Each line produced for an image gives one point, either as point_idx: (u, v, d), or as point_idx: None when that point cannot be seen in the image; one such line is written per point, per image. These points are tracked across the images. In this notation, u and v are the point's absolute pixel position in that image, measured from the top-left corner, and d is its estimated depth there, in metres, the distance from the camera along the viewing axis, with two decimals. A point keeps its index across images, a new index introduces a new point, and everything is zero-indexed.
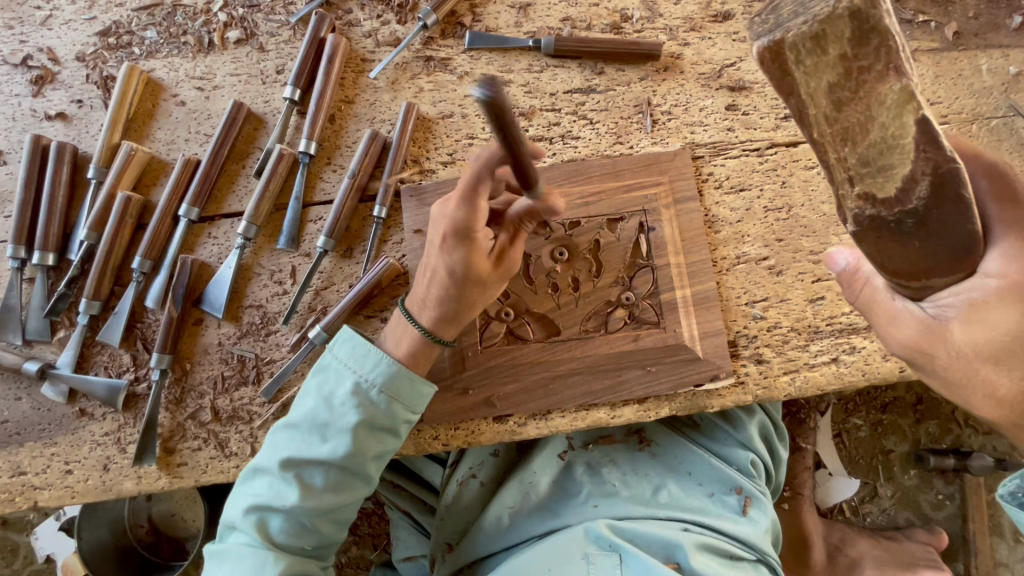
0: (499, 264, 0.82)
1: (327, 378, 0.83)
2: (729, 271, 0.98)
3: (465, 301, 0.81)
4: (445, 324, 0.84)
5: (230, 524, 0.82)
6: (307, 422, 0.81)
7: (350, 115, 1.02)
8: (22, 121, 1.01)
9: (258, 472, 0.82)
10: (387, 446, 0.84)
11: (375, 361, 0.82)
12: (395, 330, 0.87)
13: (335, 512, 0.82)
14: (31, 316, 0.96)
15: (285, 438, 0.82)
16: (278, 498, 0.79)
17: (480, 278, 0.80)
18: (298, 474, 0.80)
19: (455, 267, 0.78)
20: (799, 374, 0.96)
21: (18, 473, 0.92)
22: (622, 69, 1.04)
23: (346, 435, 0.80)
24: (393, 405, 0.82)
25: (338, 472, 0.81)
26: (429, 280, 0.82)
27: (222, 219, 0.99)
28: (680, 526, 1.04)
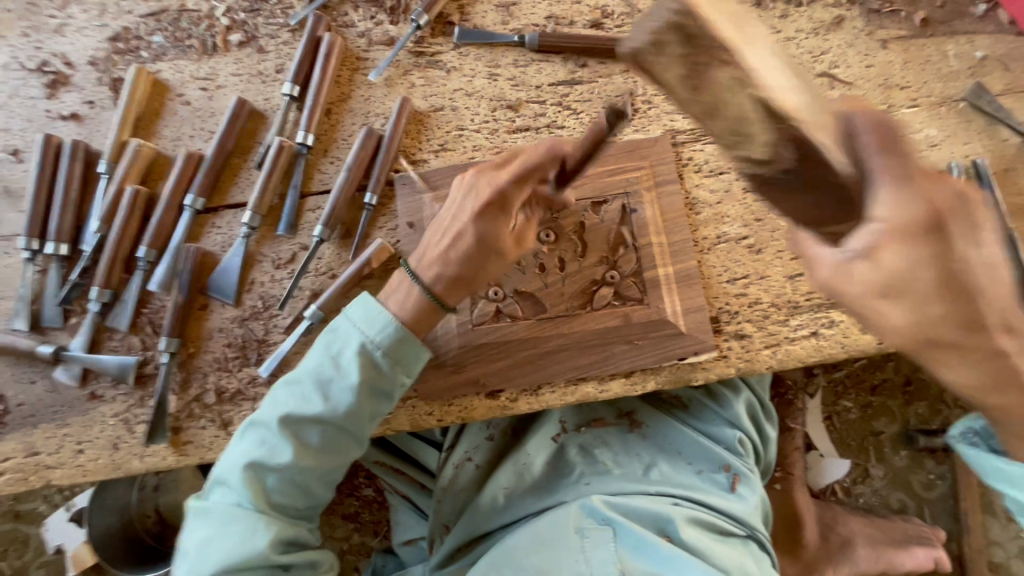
0: (518, 243, 0.88)
1: (335, 339, 0.87)
2: (710, 250, 1.02)
3: (482, 270, 0.87)
4: (454, 289, 0.88)
5: (219, 481, 0.85)
6: (310, 379, 0.85)
7: (346, 110, 1.07)
8: (37, 122, 1.07)
9: (255, 428, 0.85)
10: (382, 408, 0.88)
11: (384, 323, 0.86)
12: (396, 294, 0.89)
13: (326, 470, 0.87)
14: (45, 304, 1.01)
15: (286, 395, 0.85)
16: (274, 453, 0.83)
17: (501, 251, 0.86)
18: (297, 430, 0.84)
19: (486, 234, 0.84)
20: (780, 347, 0.99)
21: (32, 453, 0.96)
22: (604, 62, 1.09)
23: (347, 394, 0.84)
24: (392, 367, 0.87)
25: (334, 429, 0.85)
26: (450, 241, 0.86)
27: (225, 210, 1.04)
28: (670, 501, 1.07)
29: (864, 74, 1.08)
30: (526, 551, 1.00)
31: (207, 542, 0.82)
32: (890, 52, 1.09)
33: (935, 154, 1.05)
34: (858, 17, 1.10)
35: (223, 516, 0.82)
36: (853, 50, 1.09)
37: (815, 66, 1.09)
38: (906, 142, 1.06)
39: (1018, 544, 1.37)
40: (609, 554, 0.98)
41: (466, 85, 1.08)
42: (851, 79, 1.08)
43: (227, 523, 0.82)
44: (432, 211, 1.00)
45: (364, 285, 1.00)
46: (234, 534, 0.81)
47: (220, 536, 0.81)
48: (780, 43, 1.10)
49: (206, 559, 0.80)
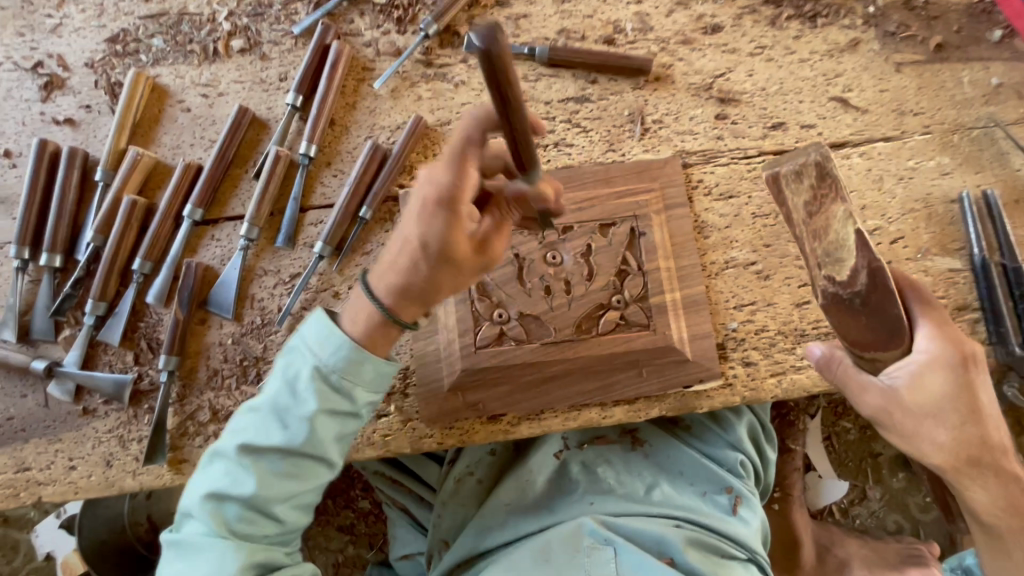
0: (480, 248, 0.78)
1: (292, 361, 0.81)
2: (718, 275, 1.01)
3: (435, 277, 0.77)
4: (410, 301, 0.79)
5: (187, 515, 0.81)
6: (267, 407, 0.80)
7: (351, 122, 1.05)
8: (31, 125, 1.04)
9: (219, 457, 0.81)
10: (349, 428, 0.83)
11: (338, 344, 0.79)
12: (356, 310, 0.82)
13: (296, 497, 0.81)
14: (36, 315, 0.98)
15: (244, 423, 0.81)
16: (236, 484, 0.78)
17: (456, 254, 0.75)
18: (254, 460, 0.79)
19: (431, 233, 0.73)
20: (786, 376, 0.98)
21: (24, 469, 0.94)
22: (615, 79, 1.07)
23: (303, 419, 0.79)
24: (353, 390, 0.81)
25: (295, 457, 0.80)
26: (399, 254, 0.77)
27: (224, 222, 1.01)
28: (672, 523, 1.07)
29: (878, 99, 1.07)
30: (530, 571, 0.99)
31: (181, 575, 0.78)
32: (904, 77, 1.07)
33: (947, 182, 1.04)
34: (873, 39, 1.09)
35: (195, 548, 0.78)
36: (868, 74, 1.07)
37: (829, 89, 1.07)
38: (918, 169, 1.04)
39: None
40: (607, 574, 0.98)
41: (473, 99, 1.06)
42: (864, 103, 1.06)
43: (201, 555, 0.78)
44: None
45: None
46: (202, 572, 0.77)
47: (194, 568, 0.77)
48: (794, 64, 1.08)
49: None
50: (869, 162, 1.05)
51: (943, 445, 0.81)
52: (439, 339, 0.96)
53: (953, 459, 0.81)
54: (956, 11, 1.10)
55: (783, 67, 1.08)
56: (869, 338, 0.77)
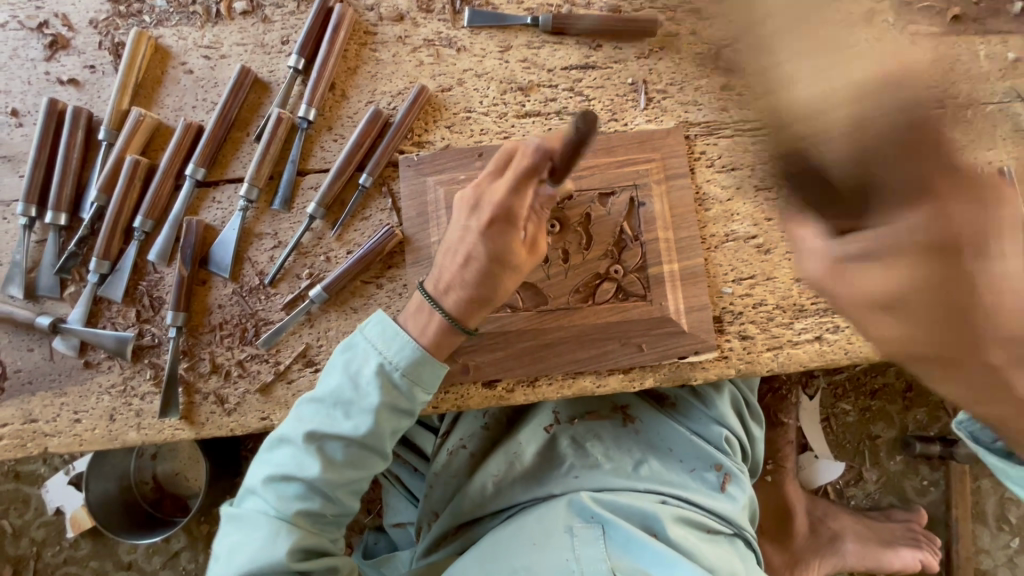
0: (532, 251, 0.86)
1: (352, 358, 0.86)
2: (718, 248, 1.00)
3: (503, 284, 0.85)
4: (472, 311, 0.86)
5: (249, 491, 0.87)
6: (332, 398, 0.85)
7: (352, 86, 1.04)
8: (37, 85, 1.05)
9: (283, 444, 0.85)
10: (405, 424, 0.88)
11: (403, 345, 0.85)
12: (416, 319, 0.88)
13: (352, 483, 0.87)
14: (42, 273, 1.00)
15: (310, 411, 0.85)
16: (301, 468, 0.83)
17: (515, 263, 0.84)
18: (321, 446, 0.84)
19: (496, 250, 0.82)
20: (782, 351, 0.98)
21: (30, 420, 0.97)
22: (619, 47, 1.05)
23: (368, 416, 0.84)
24: (413, 390, 0.86)
25: (358, 446, 0.85)
26: (461, 262, 0.84)
27: (225, 184, 1.02)
28: (657, 498, 1.07)
29: None
30: (514, 549, 0.99)
31: (235, 544, 0.83)
32: (918, 49, 1.04)
33: None
34: (888, 10, 1.06)
35: (251, 524, 0.83)
36: None
37: None
38: None
39: (1005, 553, 1.38)
40: (597, 552, 0.98)
41: (475, 65, 1.05)
42: None
43: (255, 528, 0.83)
44: (437, 195, 0.98)
45: (365, 267, 0.99)
46: (253, 544, 0.82)
47: (247, 541, 0.82)
48: None
49: (233, 562, 0.81)
50: None
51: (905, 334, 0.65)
52: None
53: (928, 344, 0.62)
54: None
55: None
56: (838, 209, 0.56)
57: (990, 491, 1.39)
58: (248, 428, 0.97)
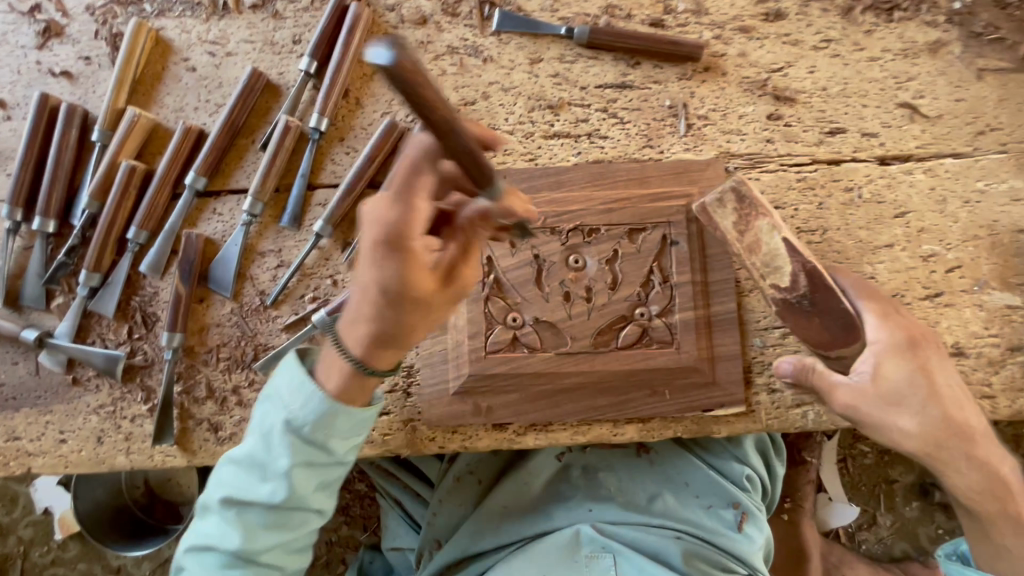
0: (446, 281, 0.67)
1: (266, 411, 0.74)
2: (752, 293, 0.93)
3: (408, 321, 0.67)
4: (384, 352, 0.70)
5: (181, 566, 0.77)
6: (245, 459, 0.73)
7: (368, 94, 0.96)
8: (27, 75, 0.97)
9: (207, 511, 0.75)
10: (336, 476, 0.75)
11: (309, 396, 0.71)
12: (329, 360, 0.73)
13: (289, 548, 0.75)
14: (28, 281, 0.93)
15: (227, 474, 0.75)
16: (223, 538, 0.73)
17: (419, 297, 0.64)
18: (239, 513, 0.73)
19: (389, 283, 0.63)
20: (814, 407, 0.92)
21: (13, 438, 0.91)
22: (659, 67, 0.97)
23: (283, 478, 0.71)
24: (329, 441, 0.72)
25: (283, 511, 0.73)
26: (359, 297, 0.67)
27: (227, 195, 0.95)
28: (673, 534, 1.03)
29: (952, 109, 0.95)
30: None
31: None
32: (985, 85, 0.96)
33: (1017, 210, 0.94)
34: (956, 40, 0.97)
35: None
36: (944, 80, 0.96)
37: (898, 94, 0.96)
38: (987, 192, 0.94)
39: None
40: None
41: (502, 78, 0.97)
42: (937, 113, 0.95)
43: None
44: None
45: None
46: None
47: None
48: (861, 63, 0.96)
49: None
50: (933, 180, 0.95)
51: (910, 432, 0.81)
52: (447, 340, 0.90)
53: (923, 445, 0.81)
54: None
55: (849, 64, 0.96)
56: (828, 338, 0.84)
57: None
58: None
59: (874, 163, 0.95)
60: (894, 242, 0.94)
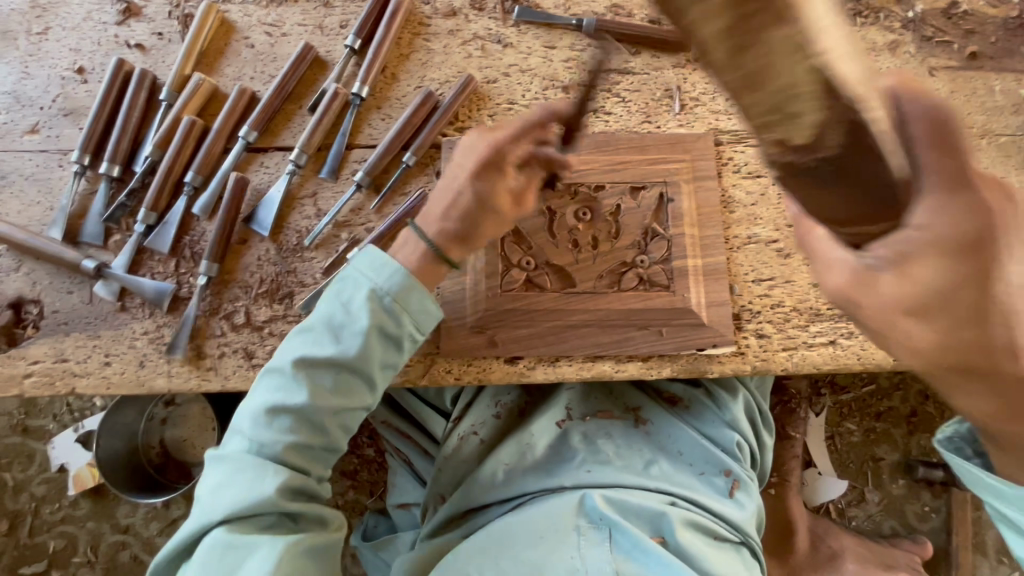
0: (516, 204, 0.92)
1: (343, 287, 0.88)
2: (740, 249, 1.04)
3: (484, 223, 0.92)
4: (456, 245, 0.92)
5: (234, 431, 0.86)
6: (324, 324, 0.86)
7: (402, 71, 1.10)
8: (106, 46, 1.11)
9: (272, 375, 0.86)
10: (394, 354, 0.89)
11: (391, 272, 0.88)
12: (403, 250, 0.92)
13: (344, 416, 0.87)
14: (89, 220, 1.04)
15: (301, 340, 0.86)
16: (290, 398, 0.83)
17: (498, 208, 0.91)
18: (311, 374, 0.84)
19: (481, 193, 0.89)
20: (797, 352, 1.01)
21: (61, 360, 0.99)
22: (657, 56, 1.12)
23: (358, 339, 0.85)
24: (400, 315, 0.87)
25: (348, 375, 0.86)
26: (449, 202, 0.91)
27: (274, 151, 1.07)
28: (667, 499, 1.08)
29: None
30: (522, 543, 0.99)
31: (222, 484, 0.81)
32: (937, 80, 1.11)
33: None
34: (910, 42, 1.12)
35: (238, 462, 0.82)
36: (901, 74, 1.11)
37: None
38: None
39: None
40: (604, 553, 0.98)
41: (521, 61, 1.11)
42: None
43: (240, 469, 0.82)
44: None
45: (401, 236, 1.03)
46: (238, 485, 0.80)
47: (232, 481, 0.81)
48: None
49: (218, 501, 0.80)
50: None
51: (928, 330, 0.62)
52: (466, 281, 1.00)
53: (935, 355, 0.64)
54: (993, 23, 1.13)
55: None
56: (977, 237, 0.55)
57: (991, 523, 1.40)
58: None
59: None
60: None
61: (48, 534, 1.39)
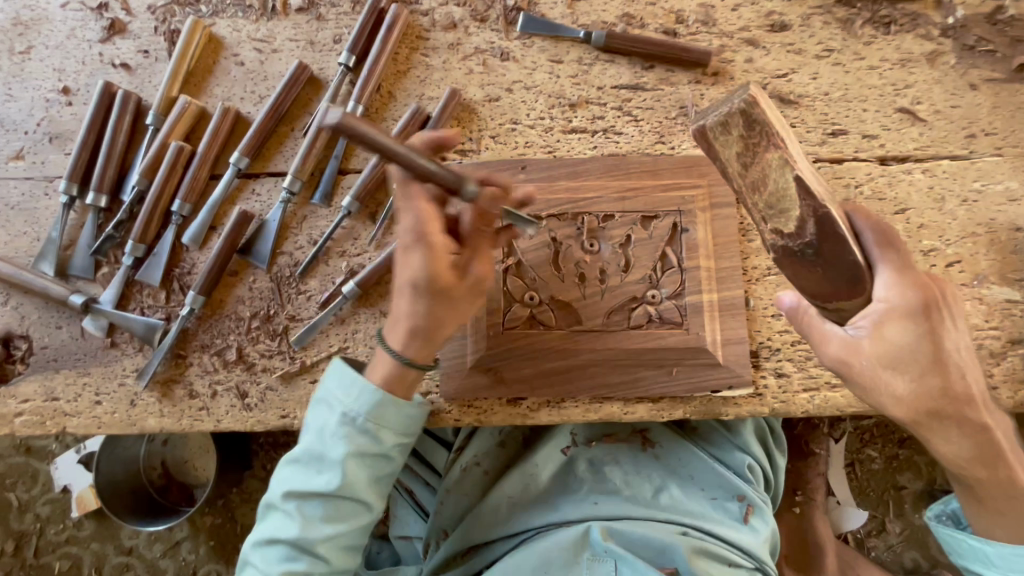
0: (461, 275, 0.81)
1: (319, 412, 0.85)
2: (759, 281, 0.98)
3: (436, 315, 0.80)
4: (418, 344, 0.82)
5: (246, 564, 0.84)
6: (304, 453, 0.83)
7: (400, 89, 1.04)
8: (90, 65, 1.06)
9: (268, 507, 0.84)
10: (384, 468, 0.84)
11: (362, 388, 0.83)
12: (375, 366, 0.86)
13: (344, 537, 0.82)
14: (78, 253, 1.00)
15: (287, 472, 0.84)
16: (285, 527, 0.81)
17: (444, 289, 0.79)
18: (299, 503, 0.81)
19: (416, 279, 0.78)
20: (819, 393, 0.95)
21: (51, 398, 0.96)
22: (671, 70, 1.04)
23: (337, 466, 0.81)
24: (380, 431, 0.83)
25: (339, 499, 0.81)
26: (399, 305, 0.82)
27: (266, 177, 1.02)
28: (678, 529, 1.03)
29: (948, 115, 1.01)
30: None
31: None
32: (979, 94, 1.02)
33: (1014, 209, 0.98)
34: (950, 52, 1.03)
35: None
36: (940, 88, 1.02)
37: (896, 100, 1.02)
38: (983, 192, 0.99)
39: None
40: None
41: (525, 77, 1.04)
42: (932, 118, 1.01)
43: None
44: None
45: None
46: None
47: None
48: (861, 71, 1.03)
49: None
50: (931, 179, 1.00)
51: None
52: None
53: None
54: None
55: (850, 72, 1.03)
56: None
57: None
58: (267, 424, 0.95)
59: (874, 163, 1.01)
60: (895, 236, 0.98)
61: (53, 554, 1.39)
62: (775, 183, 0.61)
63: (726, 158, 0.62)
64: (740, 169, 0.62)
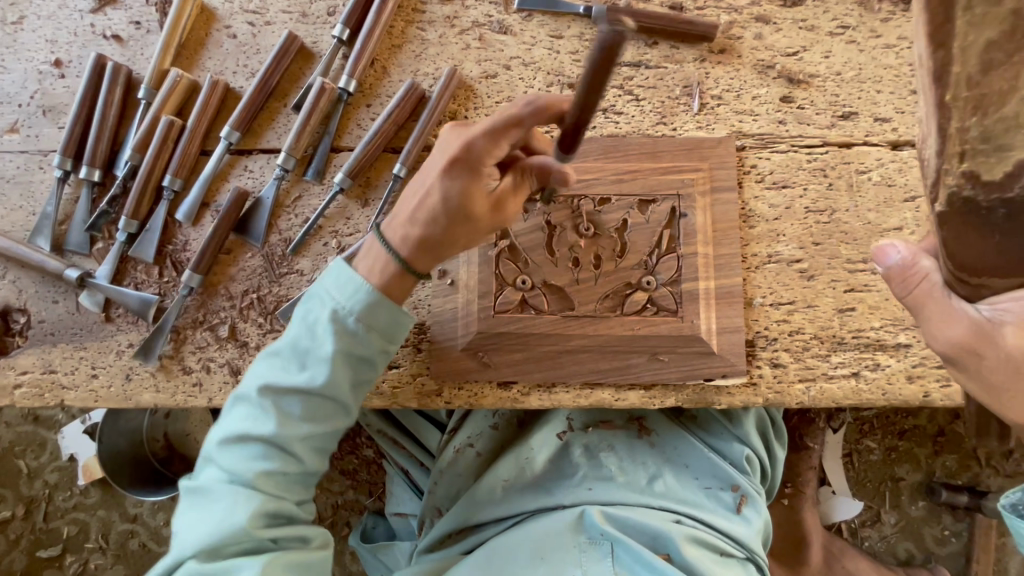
0: (495, 210, 0.79)
1: (311, 307, 0.83)
2: (758, 269, 0.95)
3: (452, 233, 0.79)
4: (423, 256, 0.82)
5: (205, 465, 0.83)
6: (289, 349, 0.82)
7: (394, 64, 1.01)
8: (82, 37, 1.04)
9: (238, 404, 0.82)
10: (366, 373, 0.84)
11: (356, 288, 0.81)
12: (367, 260, 0.84)
13: (316, 442, 0.83)
14: (72, 228, 1.00)
15: (266, 367, 0.82)
16: (255, 425, 0.79)
17: (472, 215, 0.77)
18: (275, 402, 0.80)
19: (449, 195, 0.76)
20: (815, 384, 0.93)
21: (50, 371, 0.97)
22: (676, 47, 1.00)
23: (323, 364, 0.80)
24: (369, 335, 0.82)
25: (315, 397, 0.81)
26: (419, 202, 0.79)
27: (258, 153, 1.01)
28: (672, 517, 1.03)
29: None
30: (514, 559, 0.98)
31: (194, 523, 0.78)
32: None
33: None
34: None
35: (211, 494, 0.79)
36: None
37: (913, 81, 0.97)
38: None
39: None
40: (604, 570, 0.95)
41: (524, 53, 1.01)
42: None
43: (213, 504, 0.78)
44: None
45: None
46: (209, 524, 0.77)
47: (205, 518, 0.78)
48: (876, 50, 0.98)
49: (192, 538, 0.77)
50: None
51: None
52: (457, 298, 0.95)
53: None
54: None
55: (864, 51, 0.98)
56: None
57: (1016, 551, 1.33)
58: None
59: (885, 147, 0.96)
60: (903, 225, 0.94)
61: (62, 519, 1.44)
62: (999, 81, 0.58)
63: (973, 46, 0.58)
64: (980, 73, 0.58)
